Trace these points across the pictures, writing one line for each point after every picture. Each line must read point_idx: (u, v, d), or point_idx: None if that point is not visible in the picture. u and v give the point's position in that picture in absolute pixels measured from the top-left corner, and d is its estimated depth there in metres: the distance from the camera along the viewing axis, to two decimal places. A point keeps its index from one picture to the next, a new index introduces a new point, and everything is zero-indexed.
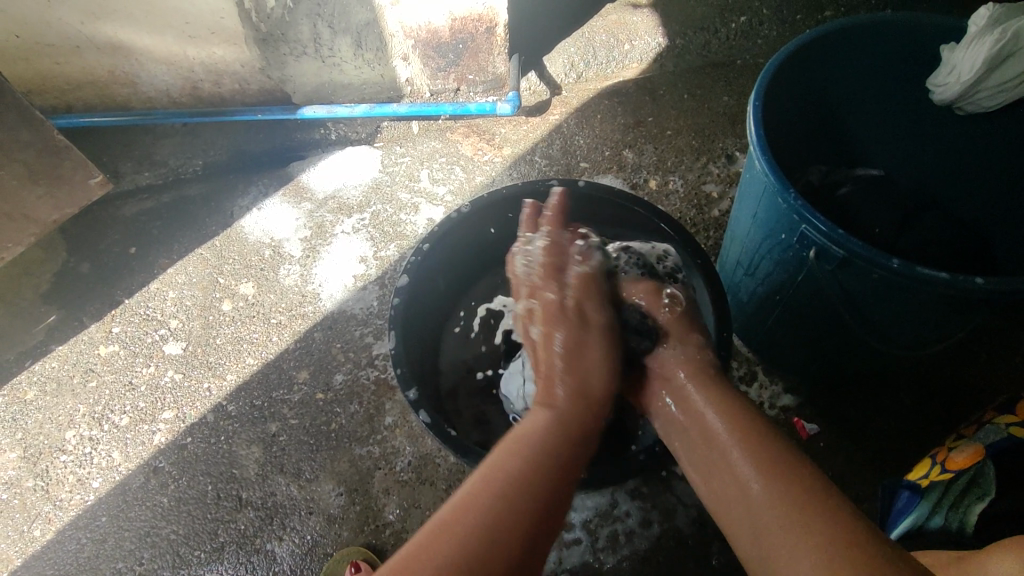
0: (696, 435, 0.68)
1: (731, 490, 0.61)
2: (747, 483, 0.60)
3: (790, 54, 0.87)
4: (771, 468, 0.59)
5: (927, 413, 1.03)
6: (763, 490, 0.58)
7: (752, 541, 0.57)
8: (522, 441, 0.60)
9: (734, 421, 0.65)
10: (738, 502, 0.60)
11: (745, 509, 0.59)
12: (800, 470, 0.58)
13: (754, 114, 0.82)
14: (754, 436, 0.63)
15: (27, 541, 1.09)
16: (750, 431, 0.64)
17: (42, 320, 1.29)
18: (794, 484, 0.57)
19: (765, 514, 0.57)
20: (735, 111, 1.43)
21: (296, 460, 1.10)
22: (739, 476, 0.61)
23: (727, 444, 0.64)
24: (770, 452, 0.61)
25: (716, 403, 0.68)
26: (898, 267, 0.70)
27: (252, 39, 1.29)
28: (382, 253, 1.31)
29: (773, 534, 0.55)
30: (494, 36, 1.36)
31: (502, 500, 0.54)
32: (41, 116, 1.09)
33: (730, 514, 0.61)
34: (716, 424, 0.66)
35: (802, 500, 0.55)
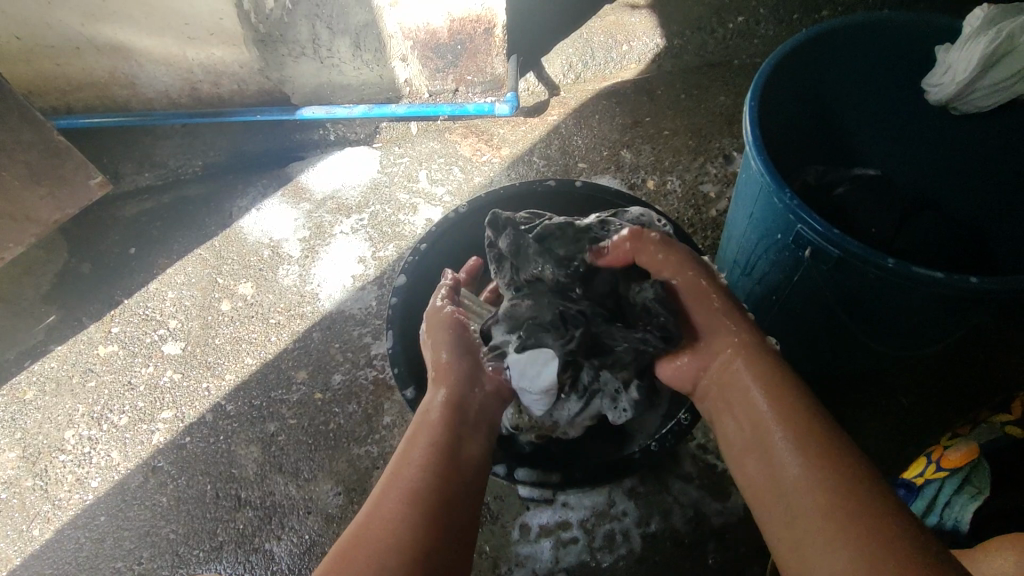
0: (738, 412, 0.68)
1: (769, 475, 0.61)
2: (787, 468, 0.60)
3: (785, 55, 0.87)
4: (813, 456, 0.59)
5: (924, 412, 1.03)
6: (803, 476, 0.58)
7: (787, 525, 0.58)
8: (417, 432, 0.69)
9: (777, 403, 0.65)
10: (774, 486, 0.60)
11: (783, 493, 0.59)
12: (842, 459, 0.58)
13: (750, 114, 0.83)
14: (797, 421, 0.62)
15: (26, 541, 1.09)
16: (793, 415, 0.63)
17: (41, 320, 1.30)
18: (837, 474, 0.57)
19: (803, 500, 0.57)
20: (732, 112, 1.43)
21: (294, 460, 1.10)
22: (779, 461, 0.61)
23: (770, 426, 0.64)
24: (814, 439, 0.60)
25: (761, 383, 0.67)
26: (893, 266, 0.71)
27: (251, 40, 1.29)
28: (381, 253, 1.31)
29: (811, 521, 0.55)
30: (493, 37, 1.36)
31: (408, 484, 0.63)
32: (42, 117, 1.09)
33: (767, 496, 0.61)
34: (760, 405, 0.66)
35: (837, 500, 0.55)
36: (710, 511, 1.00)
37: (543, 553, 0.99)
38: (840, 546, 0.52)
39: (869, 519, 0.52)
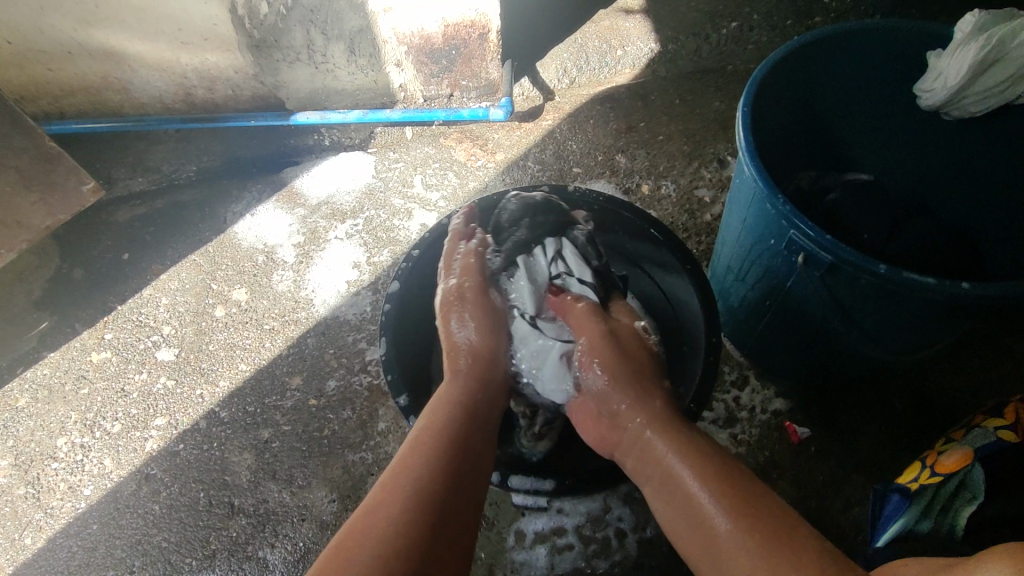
0: (658, 475, 0.69)
1: (702, 534, 0.62)
2: (717, 527, 0.61)
3: (777, 61, 0.88)
4: (739, 511, 0.61)
5: (917, 417, 1.04)
6: (732, 531, 0.60)
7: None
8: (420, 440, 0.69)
9: (696, 463, 0.66)
10: (706, 546, 0.62)
11: (716, 551, 0.61)
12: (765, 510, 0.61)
13: (743, 121, 0.83)
14: (716, 480, 0.64)
15: (18, 549, 1.08)
16: (712, 474, 0.65)
17: (33, 327, 1.29)
18: (766, 530, 0.59)
19: (736, 554, 0.59)
20: (726, 117, 1.44)
21: (288, 467, 1.10)
22: (708, 521, 0.62)
23: (692, 485, 0.65)
24: (737, 494, 0.62)
25: (676, 444, 0.69)
26: (885, 272, 0.71)
27: (245, 46, 1.29)
28: (375, 258, 1.31)
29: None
30: (488, 42, 1.37)
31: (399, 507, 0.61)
32: (33, 123, 1.08)
33: (702, 557, 0.62)
34: (677, 465, 0.67)
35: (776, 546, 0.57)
36: None
37: (538, 559, 0.99)
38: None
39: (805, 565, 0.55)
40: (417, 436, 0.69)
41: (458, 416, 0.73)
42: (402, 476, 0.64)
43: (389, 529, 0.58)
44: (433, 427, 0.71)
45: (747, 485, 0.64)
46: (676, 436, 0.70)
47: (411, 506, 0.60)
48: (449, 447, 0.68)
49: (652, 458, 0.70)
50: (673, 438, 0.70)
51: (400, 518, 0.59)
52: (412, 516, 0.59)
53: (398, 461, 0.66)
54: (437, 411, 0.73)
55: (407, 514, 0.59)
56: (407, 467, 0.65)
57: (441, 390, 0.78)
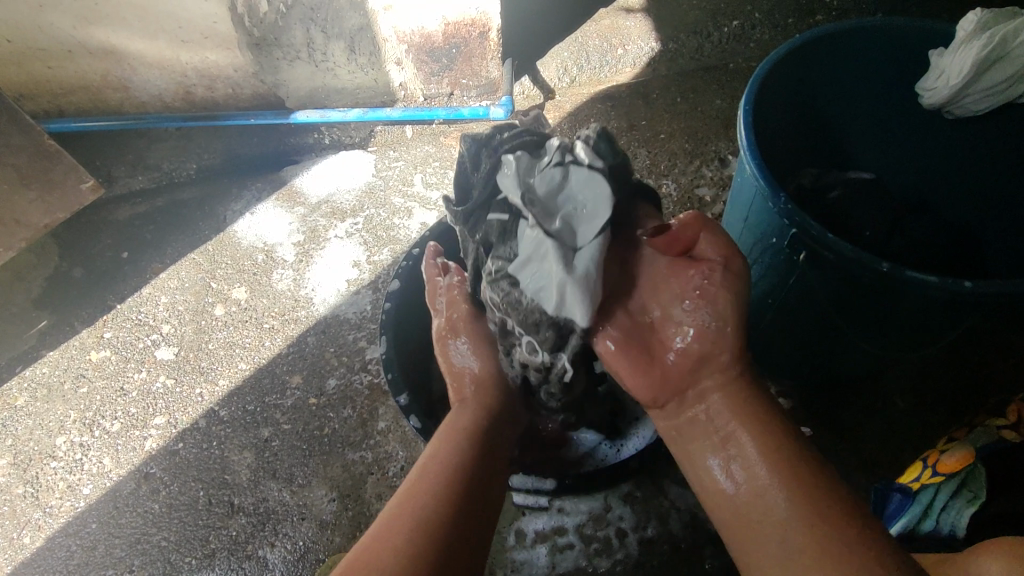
0: (714, 437, 0.67)
1: (755, 506, 0.62)
2: (775, 502, 0.60)
3: (778, 59, 0.88)
4: (798, 495, 0.60)
5: (920, 416, 1.03)
6: (794, 512, 0.59)
7: (770, 556, 0.59)
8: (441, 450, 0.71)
9: (761, 434, 0.65)
10: (754, 521, 0.62)
11: (767, 530, 0.60)
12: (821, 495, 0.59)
13: (745, 119, 0.83)
14: (782, 459, 0.63)
15: (16, 549, 1.08)
16: (777, 453, 0.63)
17: (32, 326, 1.28)
18: (823, 514, 0.58)
19: (793, 536, 0.58)
20: (727, 116, 1.44)
21: (288, 466, 1.10)
22: (766, 498, 0.61)
23: (751, 458, 0.64)
24: (798, 474, 0.61)
25: (741, 408, 0.67)
26: (888, 270, 0.71)
27: (245, 44, 1.29)
28: (375, 257, 1.31)
29: (792, 559, 0.57)
30: (488, 41, 1.36)
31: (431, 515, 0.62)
32: (32, 122, 1.08)
33: (744, 529, 0.62)
34: (741, 430, 0.66)
35: (832, 534, 0.56)
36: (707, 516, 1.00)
37: (539, 558, 0.99)
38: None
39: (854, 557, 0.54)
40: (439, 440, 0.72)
41: (478, 420, 0.75)
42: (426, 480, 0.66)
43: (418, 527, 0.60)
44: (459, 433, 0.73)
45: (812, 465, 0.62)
46: (743, 403, 0.67)
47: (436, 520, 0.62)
48: (479, 442, 0.73)
49: (714, 421, 0.68)
50: (741, 401, 0.67)
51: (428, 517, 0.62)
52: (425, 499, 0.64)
53: (417, 471, 0.68)
54: (456, 417, 0.76)
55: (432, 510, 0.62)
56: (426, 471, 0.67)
57: (454, 395, 0.81)
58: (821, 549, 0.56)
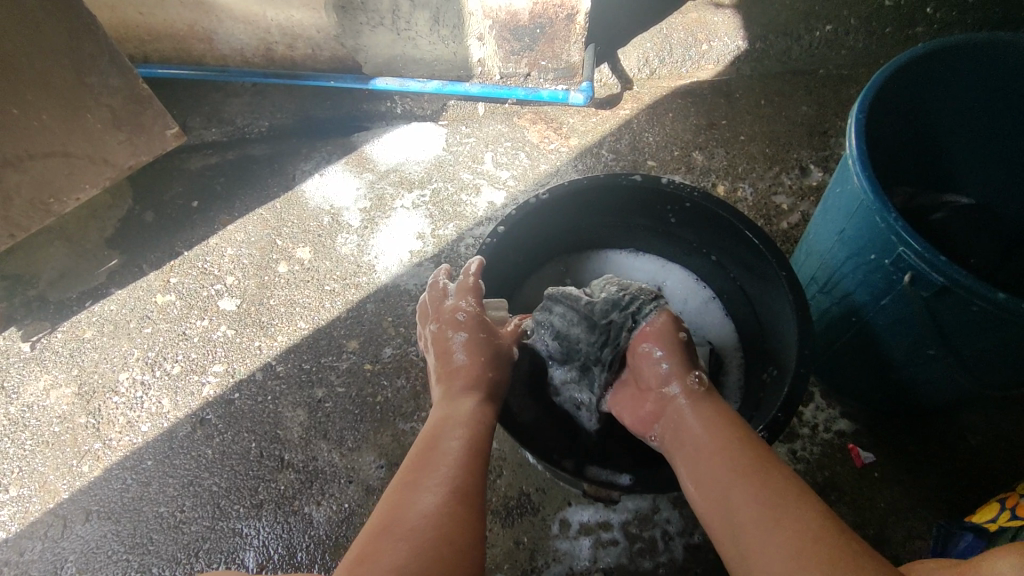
0: (681, 442, 0.68)
1: (713, 494, 0.61)
2: (724, 479, 0.61)
3: (899, 68, 0.83)
4: (758, 475, 0.59)
5: (994, 455, 0.99)
6: (740, 486, 0.59)
7: (748, 539, 0.55)
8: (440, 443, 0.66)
9: (716, 428, 0.66)
10: (714, 505, 0.60)
11: (725, 512, 0.59)
12: (776, 474, 0.59)
13: (857, 128, 0.79)
14: (744, 452, 0.62)
15: (75, 476, 1.11)
16: (734, 445, 0.63)
17: (104, 263, 1.32)
18: (766, 484, 0.58)
19: (742, 512, 0.57)
20: (813, 123, 1.38)
21: (340, 428, 1.11)
22: (715, 479, 0.61)
23: (707, 446, 0.64)
24: (751, 458, 0.61)
25: (702, 414, 0.68)
26: (1002, 301, 0.67)
27: (332, 6, 1.29)
28: (440, 231, 1.30)
29: (754, 534, 0.55)
30: (574, 23, 1.34)
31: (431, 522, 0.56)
32: (130, 64, 1.09)
33: (715, 522, 0.60)
34: (698, 429, 0.67)
35: (771, 499, 0.57)
36: None
37: (581, 550, 0.98)
38: (780, 550, 0.53)
39: (804, 528, 0.53)
40: (432, 435, 0.67)
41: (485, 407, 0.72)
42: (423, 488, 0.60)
43: (414, 524, 0.56)
44: (465, 419, 0.69)
45: (771, 461, 0.61)
46: (708, 410, 0.69)
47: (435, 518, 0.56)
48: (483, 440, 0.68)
49: (678, 421, 0.70)
50: (703, 408, 0.69)
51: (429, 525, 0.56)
52: (416, 497, 0.58)
53: (413, 475, 0.61)
54: (462, 407, 0.71)
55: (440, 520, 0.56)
56: (442, 470, 0.62)
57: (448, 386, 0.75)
58: (769, 518, 0.55)
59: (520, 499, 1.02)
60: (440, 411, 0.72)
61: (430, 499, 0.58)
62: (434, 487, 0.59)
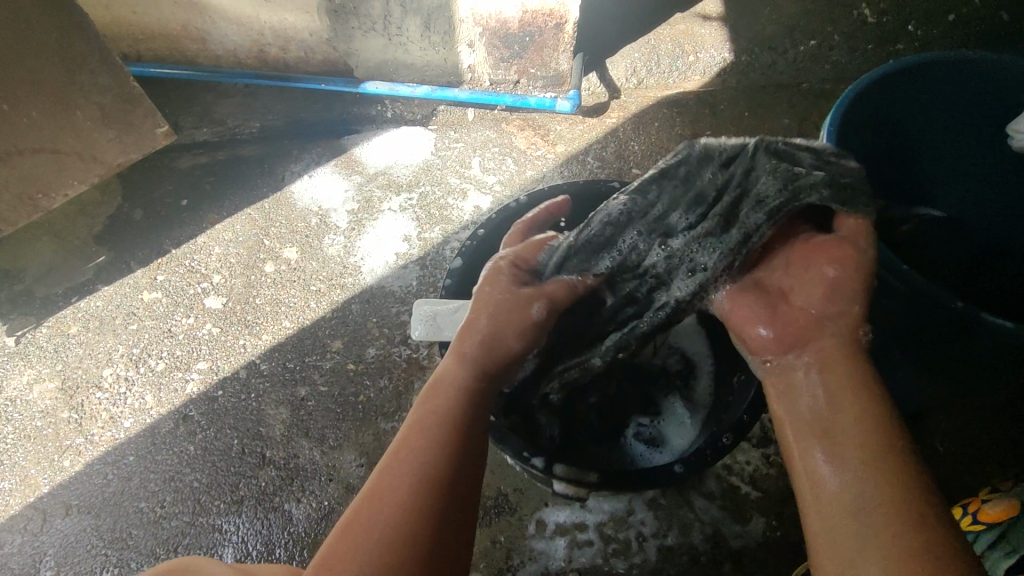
0: (807, 406, 0.60)
1: (824, 481, 0.55)
2: (845, 477, 0.54)
3: (870, 84, 0.86)
4: (890, 490, 0.51)
5: (962, 463, 1.01)
6: (867, 498, 0.52)
7: (844, 549, 0.51)
8: (417, 429, 0.64)
9: (847, 406, 0.57)
10: (822, 501, 0.54)
11: (833, 512, 0.53)
12: (910, 494, 0.51)
13: (828, 140, 0.82)
14: (881, 453, 0.54)
15: (56, 470, 1.12)
16: (874, 440, 0.55)
17: (91, 259, 1.33)
18: (896, 504, 0.51)
19: (854, 520, 0.51)
20: (794, 135, 1.41)
21: (321, 426, 1.12)
22: (833, 469, 0.55)
23: (837, 429, 0.56)
24: (884, 464, 0.53)
25: (839, 386, 0.58)
26: (961, 309, 0.69)
27: (324, 10, 1.31)
28: (426, 234, 1.32)
29: (857, 554, 0.50)
30: (563, 33, 1.36)
31: (395, 524, 0.56)
32: (121, 63, 1.11)
33: (818, 513, 0.54)
34: (828, 407, 0.58)
35: (898, 525, 0.49)
36: (729, 533, 0.99)
37: (557, 551, 0.99)
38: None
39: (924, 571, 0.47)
40: (417, 419, 0.66)
41: (473, 379, 0.70)
42: (391, 484, 0.60)
43: (382, 525, 0.56)
44: (454, 393, 0.68)
45: (911, 472, 0.52)
46: (848, 378, 0.59)
47: (399, 529, 0.56)
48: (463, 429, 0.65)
49: (808, 383, 0.61)
50: (848, 380, 0.59)
51: (402, 531, 0.56)
52: (385, 494, 0.59)
53: (387, 464, 0.62)
54: (450, 375, 0.70)
55: (401, 525, 0.56)
56: (405, 459, 0.61)
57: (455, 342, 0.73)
58: (885, 542, 0.49)
59: (497, 499, 1.03)
60: (443, 378, 0.70)
61: (402, 492, 0.59)
62: (402, 481, 0.59)
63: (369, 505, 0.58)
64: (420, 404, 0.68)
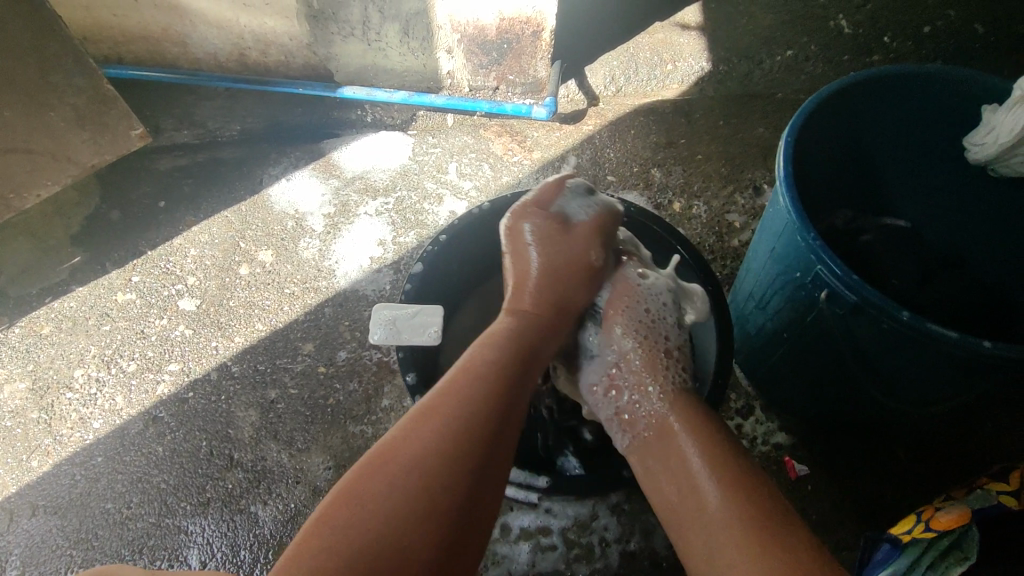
0: (669, 453, 0.73)
1: (693, 507, 0.67)
2: (706, 498, 0.66)
3: (828, 95, 0.87)
4: (739, 504, 0.64)
5: (923, 471, 1.02)
6: (722, 511, 0.64)
7: (719, 559, 0.62)
8: (439, 406, 0.65)
9: (698, 440, 0.71)
10: (693, 522, 0.66)
11: (704, 530, 0.65)
12: (756, 505, 0.64)
13: (785, 151, 0.83)
14: (728, 475, 0.67)
15: (24, 470, 1.12)
16: (722, 467, 0.68)
17: (66, 260, 1.33)
18: (746, 514, 0.63)
19: (719, 536, 0.63)
20: (768, 145, 1.43)
21: (290, 429, 1.12)
22: (699, 496, 0.67)
23: (695, 464, 0.70)
24: (733, 484, 0.66)
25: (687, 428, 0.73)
26: (907, 319, 0.70)
27: (304, 15, 1.32)
28: (401, 239, 1.33)
29: (724, 561, 0.62)
30: (540, 40, 1.37)
31: (407, 501, 0.57)
32: (95, 65, 1.11)
33: (692, 537, 0.66)
34: (685, 446, 0.72)
35: (751, 528, 0.61)
36: None
37: (520, 555, 1.00)
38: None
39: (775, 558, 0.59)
40: (444, 392, 0.67)
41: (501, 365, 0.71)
42: (405, 450, 0.61)
43: (392, 497, 0.57)
44: (482, 375, 0.69)
45: (753, 487, 0.66)
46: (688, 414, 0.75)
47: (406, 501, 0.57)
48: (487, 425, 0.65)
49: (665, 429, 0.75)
50: (694, 424, 0.73)
51: (403, 504, 0.57)
52: (393, 461, 0.60)
53: (396, 436, 0.63)
54: (475, 359, 0.71)
55: (406, 498, 0.58)
56: (417, 434, 0.62)
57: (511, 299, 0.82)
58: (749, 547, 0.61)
59: None
60: (470, 357, 0.72)
61: (413, 460, 0.60)
62: (407, 451, 0.61)
63: (379, 471, 0.60)
64: (451, 378, 0.69)
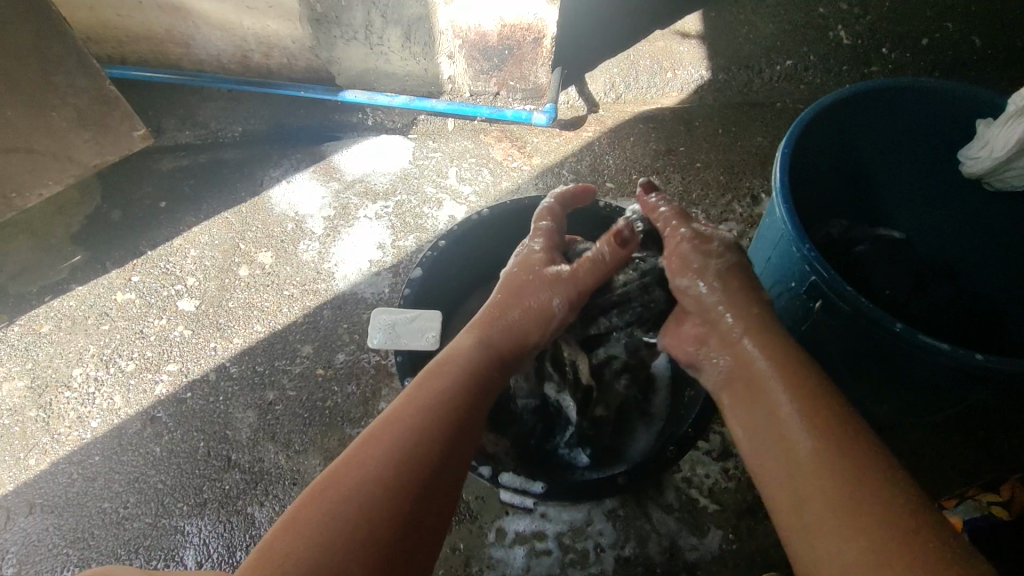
0: (763, 411, 0.72)
1: (787, 462, 0.67)
2: (805, 456, 0.65)
3: (826, 107, 0.89)
4: (844, 463, 0.62)
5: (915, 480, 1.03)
6: (822, 464, 0.63)
7: (813, 514, 0.62)
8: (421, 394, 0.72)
9: (799, 401, 0.69)
10: (792, 479, 0.66)
11: (799, 484, 0.65)
12: (859, 465, 0.62)
13: (782, 161, 0.84)
14: (834, 440, 0.65)
15: (21, 469, 1.12)
16: (829, 429, 0.66)
17: (66, 259, 1.33)
18: (851, 475, 0.61)
19: (818, 491, 0.62)
20: (766, 154, 1.44)
21: (288, 431, 1.13)
22: (796, 450, 0.66)
23: (793, 424, 0.68)
24: (837, 446, 0.64)
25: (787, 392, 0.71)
26: (900, 330, 0.72)
27: (307, 19, 1.33)
28: (400, 242, 1.34)
29: (824, 521, 0.61)
30: (540, 47, 1.42)
31: (387, 474, 0.64)
32: (97, 66, 1.12)
33: (786, 489, 0.66)
34: (785, 406, 0.70)
35: (854, 492, 0.60)
36: (686, 545, 1.01)
37: (515, 559, 1.01)
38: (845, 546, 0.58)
39: (878, 528, 0.57)
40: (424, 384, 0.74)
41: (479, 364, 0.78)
42: (387, 430, 0.68)
43: (370, 473, 0.64)
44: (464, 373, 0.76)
45: (864, 450, 0.63)
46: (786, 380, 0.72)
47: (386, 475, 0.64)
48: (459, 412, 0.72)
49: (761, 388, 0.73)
50: (794, 382, 0.71)
51: (380, 474, 0.64)
52: (376, 440, 0.67)
53: (382, 422, 0.69)
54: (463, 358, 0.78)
55: (382, 472, 0.64)
56: (397, 420, 0.69)
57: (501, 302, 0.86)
58: (848, 509, 0.59)
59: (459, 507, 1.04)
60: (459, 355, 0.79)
61: (396, 442, 0.67)
62: (395, 435, 0.67)
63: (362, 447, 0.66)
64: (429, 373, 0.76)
